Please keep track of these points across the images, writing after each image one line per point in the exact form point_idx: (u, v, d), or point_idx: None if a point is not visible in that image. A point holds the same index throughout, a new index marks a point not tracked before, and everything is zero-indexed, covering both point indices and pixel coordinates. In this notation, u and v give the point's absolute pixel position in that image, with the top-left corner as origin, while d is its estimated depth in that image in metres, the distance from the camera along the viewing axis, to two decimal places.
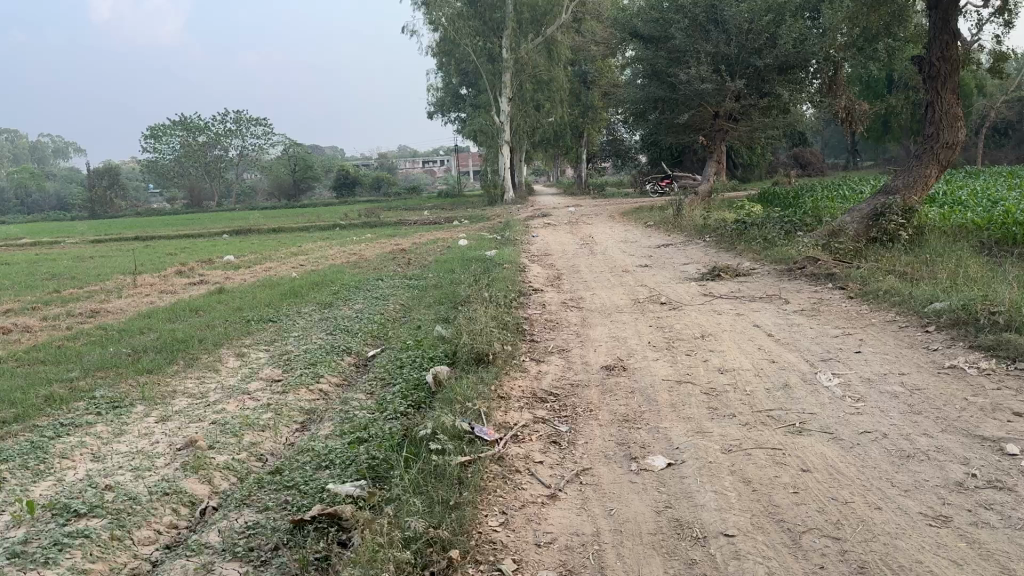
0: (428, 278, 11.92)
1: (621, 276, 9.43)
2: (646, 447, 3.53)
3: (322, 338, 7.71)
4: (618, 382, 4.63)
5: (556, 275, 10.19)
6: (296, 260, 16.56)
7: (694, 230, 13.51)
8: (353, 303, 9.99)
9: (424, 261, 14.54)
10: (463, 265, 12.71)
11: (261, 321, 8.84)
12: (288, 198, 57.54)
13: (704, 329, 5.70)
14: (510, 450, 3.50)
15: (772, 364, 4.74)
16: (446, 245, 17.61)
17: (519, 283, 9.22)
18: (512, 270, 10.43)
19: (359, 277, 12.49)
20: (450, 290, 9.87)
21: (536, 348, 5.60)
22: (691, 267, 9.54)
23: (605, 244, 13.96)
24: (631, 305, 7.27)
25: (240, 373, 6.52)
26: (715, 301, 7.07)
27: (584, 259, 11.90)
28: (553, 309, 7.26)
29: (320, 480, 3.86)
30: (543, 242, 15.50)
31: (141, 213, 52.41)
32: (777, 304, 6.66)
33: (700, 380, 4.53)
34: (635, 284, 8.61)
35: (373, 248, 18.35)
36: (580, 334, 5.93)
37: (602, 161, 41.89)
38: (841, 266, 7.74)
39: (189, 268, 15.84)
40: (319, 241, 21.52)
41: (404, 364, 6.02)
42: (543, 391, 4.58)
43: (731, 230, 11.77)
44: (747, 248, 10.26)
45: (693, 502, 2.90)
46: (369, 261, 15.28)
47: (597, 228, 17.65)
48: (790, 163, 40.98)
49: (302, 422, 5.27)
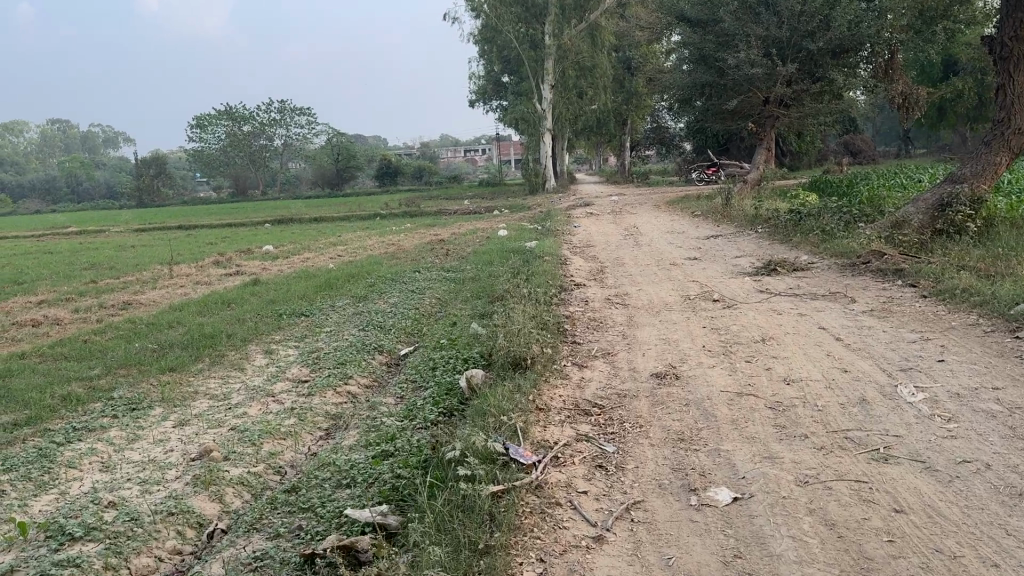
0: (466, 270, 11.54)
1: (668, 270, 8.92)
2: (706, 475, 3.08)
3: (354, 334, 7.37)
4: (671, 393, 4.17)
5: (600, 269, 9.70)
6: (334, 250, 16.34)
7: (745, 220, 12.90)
8: (387, 296, 9.67)
9: (463, 252, 14.15)
10: (503, 257, 12.29)
11: (292, 315, 8.56)
12: (330, 187, 57.71)
13: (764, 332, 5.20)
14: (551, 476, 3.08)
15: (844, 374, 4.23)
16: (486, 236, 17.25)
17: (561, 277, 8.77)
18: (553, 263, 10.00)
19: (396, 269, 12.17)
20: (489, 284, 9.47)
21: (579, 351, 5.16)
22: (743, 261, 8.98)
23: (650, 235, 13.43)
24: (680, 303, 6.77)
25: (266, 373, 6.21)
26: (772, 299, 6.53)
27: (628, 251, 11.42)
28: (596, 307, 6.80)
29: (339, 501, 3.49)
30: (586, 233, 14.99)
31: (187, 201, 53.02)
32: (842, 303, 6.10)
33: (764, 392, 4.04)
34: (684, 279, 8.10)
35: (413, 238, 18.03)
36: (627, 335, 5.47)
37: (646, 149, 41.08)
38: (909, 261, 7.12)
39: (228, 257, 15.70)
40: (359, 231, 21.31)
41: (437, 366, 5.63)
42: (586, 401, 4.15)
43: (785, 221, 11.14)
44: (803, 240, 9.64)
45: (766, 551, 2.44)
46: (407, 252, 14.98)
47: (641, 218, 17.06)
48: (841, 151, 39.67)
49: (326, 429, 4.92)
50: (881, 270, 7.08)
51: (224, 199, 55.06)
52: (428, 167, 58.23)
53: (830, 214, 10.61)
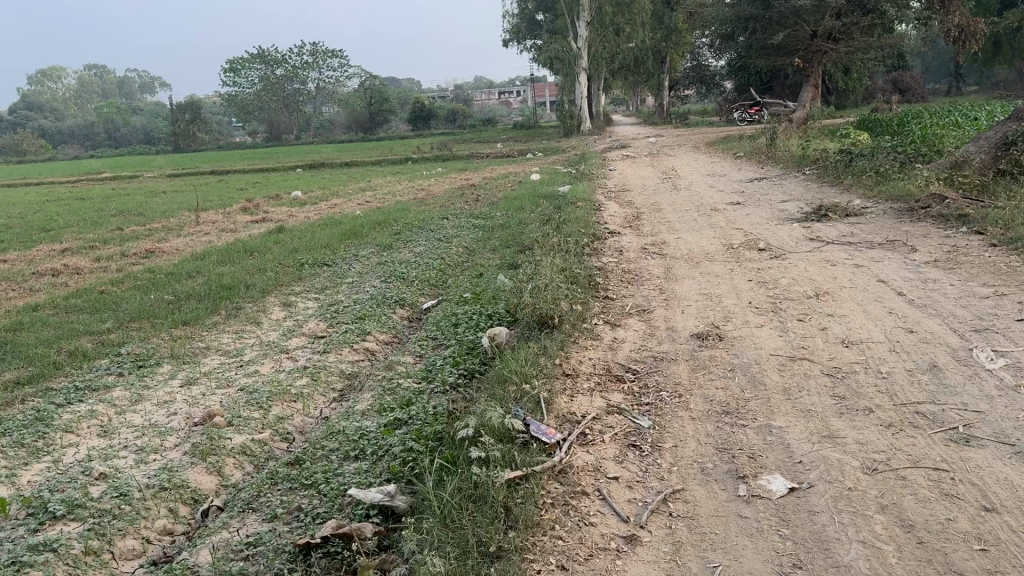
0: (496, 217, 11.12)
1: (709, 216, 8.40)
2: (756, 459, 2.68)
3: (376, 286, 7.03)
4: (714, 356, 3.76)
5: (636, 215, 9.20)
6: (363, 196, 15.99)
7: (791, 162, 12.22)
8: (414, 245, 9.30)
9: (495, 198, 13.70)
10: (534, 203, 11.82)
11: (313, 265, 8.25)
12: (363, 131, 57.17)
13: (816, 285, 4.74)
14: (576, 457, 2.71)
15: (909, 335, 3.77)
16: (518, 180, 16.76)
17: (594, 225, 8.32)
18: (586, 209, 9.53)
19: (425, 216, 11.78)
20: (519, 232, 9.05)
21: (613, 307, 4.75)
22: (790, 206, 8.42)
23: (690, 178, 12.83)
24: (722, 253, 6.30)
25: (282, 327, 5.91)
26: (823, 248, 6.02)
27: (666, 196, 10.87)
28: (631, 257, 6.36)
29: (343, 478, 3.17)
30: (621, 176, 14.41)
31: (222, 146, 52.95)
32: (902, 252, 5.58)
33: (819, 357, 3.61)
34: (726, 226, 7.59)
35: (443, 183, 17.60)
36: (665, 289, 5.05)
37: (685, 89, 39.80)
38: (974, 205, 6.51)
39: (256, 204, 15.45)
40: (390, 176, 20.89)
41: (459, 322, 5.27)
42: (619, 366, 3.76)
43: (834, 163, 10.48)
44: (854, 184, 9.02)
45: (830, 560, 2.05)
46: (437, 198, 14.58)
47: (681, 160, 16.38)
48: (889, 90, 38.02)
49: (341, 389, 4.61)
50: (942, 214, 6.50)
51: (258, 144, 54.87)
52: (461, 109, 57.32)
53: (883, 154, 9.94)
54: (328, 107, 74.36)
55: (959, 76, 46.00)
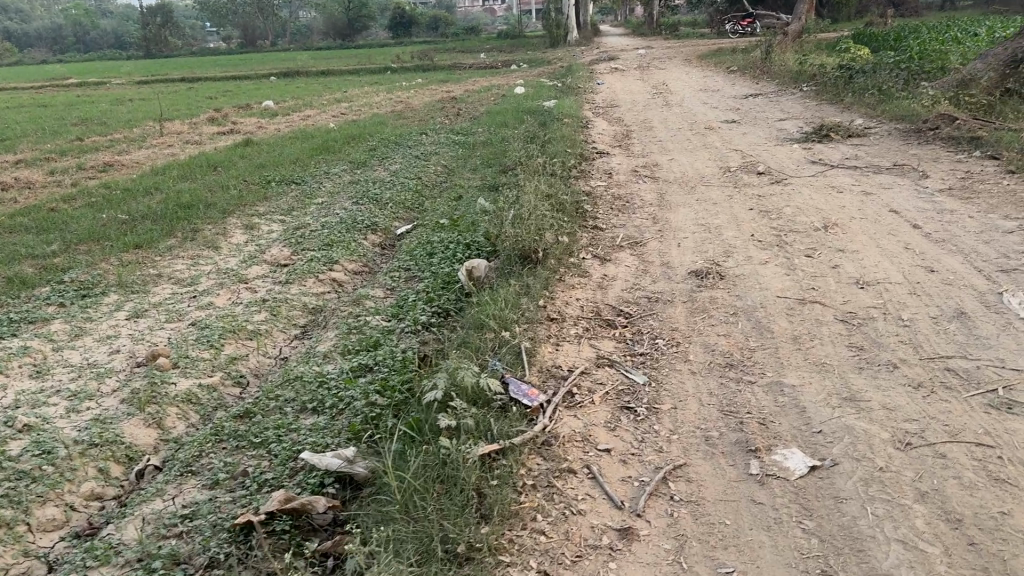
0: (478, 134, 10.56)
1: (702, 136, 7.92)
2: (767, 425, 2.33)
3: (346, 207, 6.57)
4: (713, 299, 3.38)
5: (625, 134, 8.69)
6: (338, 108, 15.27)
7: (787, 79, 11.66)
8: (389, 162, 8.79)
9: (476, 113, 13.08)
10: (517, 119, 11.26)
11: (281, 184, 7.75)
12: (341, 38, 55.14)
13: (824, 215, 4.34)
14: (561, 425, 2.36)
15: (932, 275, 3.40)
16: (501, 93, 16.07)
17: (580, 144, 7.84)
18: (572, 126, 9.02)
19: (402, 130, 11.20)
20: (501, 153, 8.55)
21: (603, 238, 4.36)
22: (788, 126, 7.94)
23: (681, 94, 12.26)
24: (719, 179, 5.88)
25: (242, 254, 5.47)
26: (828, 173, 5.59)
27: (656, 113, 10.34)
28: (621, 182, 5.93)
29: (297, 437, 2.81)
30: (610, 91, 13.77)
31: (194, 52, 51.03)
32: (913, 178, 5.16)
33: (832, 300, 3.24)
34: (721, 148, 7.13)
35: (423, 95, 16.87)
36: (658, 219, 4.65)
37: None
38: (987, 126, 6.08)
39: (225, 115, 14.74)
40: (367, 87, 20.03)
41: (435, 252, 4.86)
42: (610, 309, 3.39)
43: (834, 80, 9.94)
44: (856, 102, 8.53)
45: (865, 568, 1.71)
46: (416, 111, 13.93)
47: (671, 74, 15.71)
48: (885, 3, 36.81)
49: (302, 327, 4.22)
50: (954, 136, 6.06)
51: (232, 49, 52.88)
52: (443, 16, 55.32)
53: (887, 70, 9.41)
54: (304, 11, 71.54)
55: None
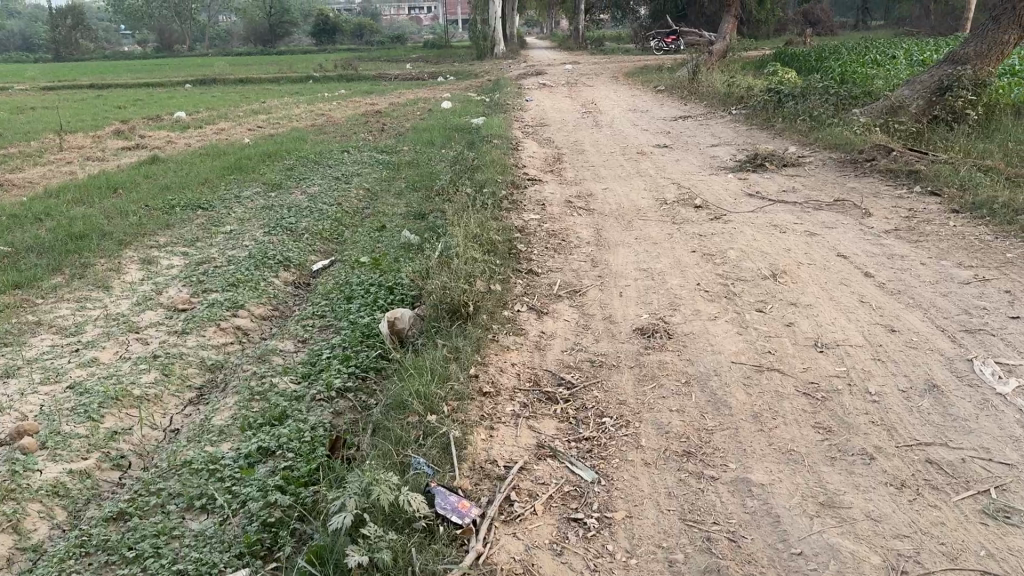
0: (404, 153, 10.13)
1: (635, 162, 7.68)
2: (739, 543, 2.02)
3: (258, 237, 6.06)
4: (663, 362, 3.05)
5: (556, 158, 8.41)
6: (256, 121, 14.60)
7: (716, 100, 11.61)
8: (307, 184, 8.28)
9: (402, 128, 12.62)
10: (444, 138, 10.88)
11: (189, 210, 7.16)
12: (263, 44, 53.71)
13: (771, 260, 4.09)
14: (499, 552, 2.01)
15: (894, 336, 3.16)
16: (427, 108, 15.66)
17: (510, 169, 7.51)
18: (501, 148, 8.69)
19: (323, 148, 10.68)
20: (426, 177, 8.14)
21: (539, 285, 4.01)
22: (722, 152, 7.77)
23: (611, 113, 12.09)
24: (656, 213, 5.61)
25: (137, 296, 4.94)
26: (767, 208, 5.39)
27: (586, 134, 10.11)
28: (555, 215, 5.61)
29: (182, 555, 2.37)
30: (539, 109, 13.52)
31: (107, 56, 48.95)
32: (855, 216, 4.98)
33: (792, 366, 2.95)
34: (655, 176, 6.90)
35: (345, 108, 16.33)
36: (597, 262, 4.33)
37: (600, 13, 38.72)
38: (922, 160, 5.99)
39: (132, 127, 13.92)
40: (287, 97, 19.36)
41: (354, 296, 4.42)
42: (549, 376, 3.02)
43: (763, 105, 9.88)
44: (787, 128, 8.44)
45: None
46: (338, 125, 13.40)
47: (599, 91, 15.59)
48: (801, 23, 37.83)
49: (199, 390, 3.76)
50: (890, 169, 5.95)
51: (147, 53, 50.93)
52: (369, 24, 54.56)
53: (816, 95, 9.39)
54: (225, 16, 69.62)
55: (866, 11, 46.48)
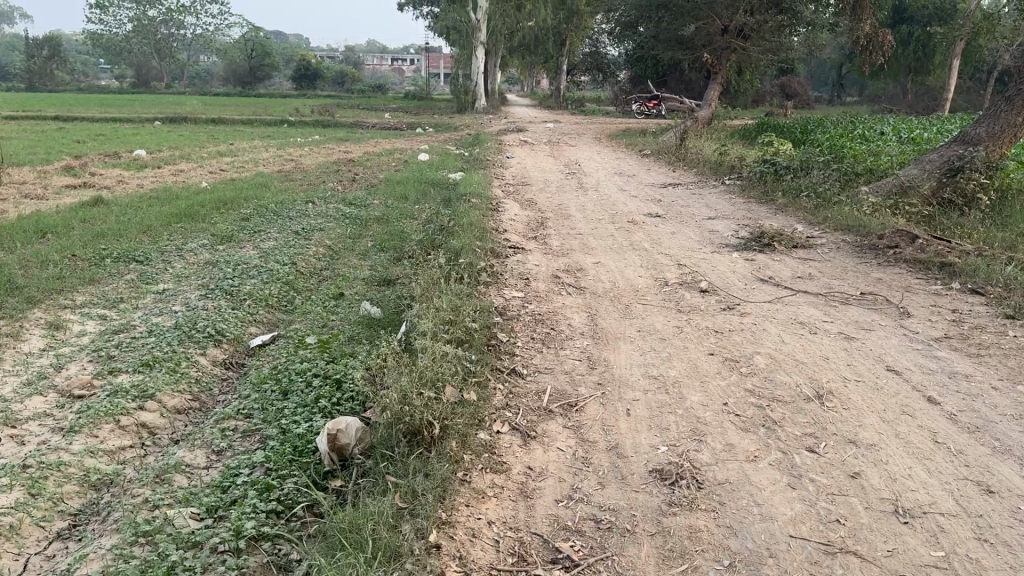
0: (373, 206, 9.38)
1: (626, 232, 6.97)
2: None
3: (193, 301, 5.21)
4: (694, 530, 2.24)
5: (539, 222, 7.69)
6: (220, 163, 13.83)
7: (707, 167, 11.09)
8: (263, 237, 7.48)
9: (374, 179, 11.94)
10: (417, 192, 10.17)
11: (122, 263, 6.31)
12: (242, 86, 53.39)
13: (810, 373, 3.31)
14: None
15: (996, 502, 2.38)
16: (402, 159, 15.04)
17: (490, 232, 6.77)
18: (478, 208, 7.99)
19: (287, 196, 9.92)
20: (395, 237, 7.37)
21: (522, 393, 3.18)
22: (721, 227, 7.10)
23: (596, 175, 11.51)
24: (657, 297, 4.85)
25: (27, 372, 4.03)
26: (786, 299, 4.66)
27: (570, 198, 9.46)
28: (540, 294, 4.82)
29: None
30: (519, 166, 12.90)
31: (81, 88, 48.29)
32: (893, 316, 4.25)
33: (872, 547, 2.16)
34: (651, 250, 6.18)
35: (316, 154, 15.65)
36: (595, 361, 3.52)
37: (581, 75, 38.88)
38: (953, 249, 5.34)
39: (85, 163, 13.05)
40: (257, 140, 18.68)
41: (290, 392, 3.57)
42: (539, 547, 2.19)
43: (759, 177, 9.30)
44: (790, 203, 7.81)
45: None
46: (306, 172, 12.68)
47: (581, 152, 15.11)
48: (779, 94, 38.34)
49: (72, 519, 2.84)
50: (919, 259, 5.28)
51: (124, 88, 50.41)
52: (350, 72, 54.69)
53: (818, 167, 8.83)
54: (206, 56, 69.60)
55: (839, 87, 47.58)
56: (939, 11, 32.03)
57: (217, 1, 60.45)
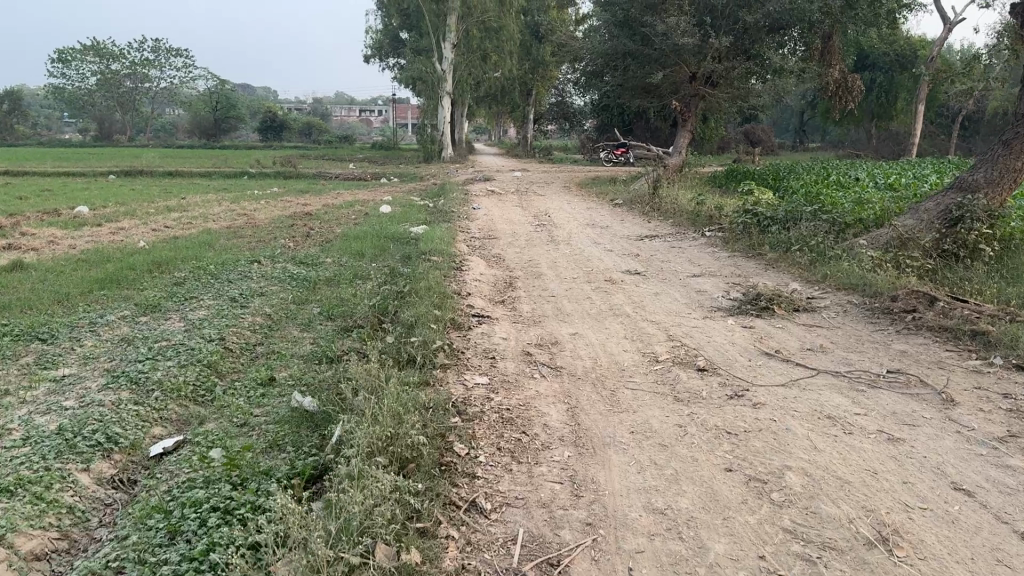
0: (325, 265, 8.53)
1: (605, 294, 6.19)
2: None
3: (89, 394, 4.30)
4: None
5: (507, 282, 6.93)
6: (166, 220, 12.93)
7: (684, 217, 10.47)
8: (195, 304, 6.62)
9: (329, 234, 11.14)
10: (374, 249, 9.34)
11: (19, 343, 5.39)
12: (206, 138, 52.62)
13: (862, 503, 2.53)
14: None
15: None
16: (362, 211, 14.29)
17: (451, 295, 5.98)
18: (438, 266, 7.23)
19: (231, 255, 9.07)
20: (343, 303, 6.52)
21: (484, 544, 2.35)
22: (709, 286, 6.36)
23: (568, 227, 10.84)
24: (648, 380, 4.05)
25: None
26: (802, 382, 3.89)
27: (539, 253, 8.74)
28: (508, 379, 3.99)
29: None
30: (486, 218, 12.19)
31: (40, 143, 47.29)
32: (937, 406, 3.50)
33: None
34: (635, 316, 5.42)
35: (271, 208, 14.82)
36: (582, 482, 2.70)
37: (548, 124, 38.67)
38: (982, 314, 4.66)
39: (17, 221, 12.10)
40: (212, 193, 17.85)
41: (180, 536, 2.69)
42: None
43: (743, 229, 8.63)
44: (781, 257, 7.12)
45: None
46: (258, 227, 11.85)
47: (551, 202, 14.47)
48: (745, 141, 38.46)
49: None
50: (945, 327, 4.57)
51: (85, 142, 49.53)
52: (317, 124, 54.28)
53: (805, 217, 8.21)
54: (170, 109, 68.83)
55: (803, 133, 48.06)
56: (900, 57, 32.32)
57: (181, 54, 59.94)
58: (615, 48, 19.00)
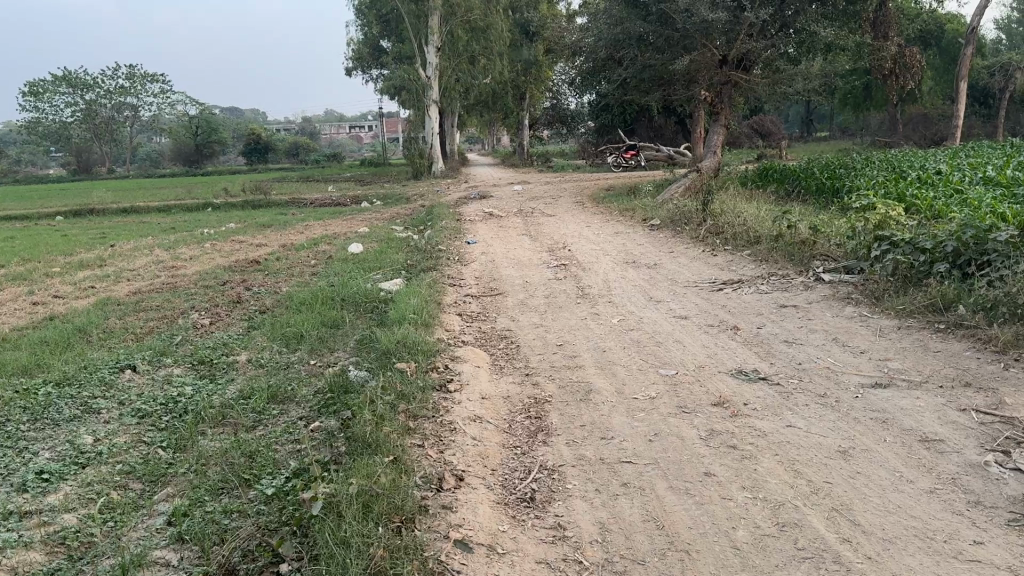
0: (234, 373, 5.34)
1: (738, 459, 3.04)
2: None
3: None
4: None
5: (533, 415, 3.77)
6: (65, 284, 9.75)
7: (763, 248, 7.36)
8: None
9: (267, 296, 8.04)
10: (319, 331, 6.17)
11: None
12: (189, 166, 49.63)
13: None
14: None
15: None
16: (324, 252, 11.17)
17: (420, 492, 2.81)
18: (405, 385, 4.06)
19: (100, 354, 5.92)
20: (219, 500, 3.37)
21: None
22: (935, 424, 3.22)
23: (597, 268, 7.77)
24: None
25: None
26: None
27: (567, 325, 5.64)
28: None
29: None
30: (482, 257, 9.15)
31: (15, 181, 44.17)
32: None
33: None
34: (864, 566, 2.26)
35: (214, 254, 11.69)
36: None
37: (545, 129, 35.55)
38: None
39: None
40: (154, 237, 14.73)
41: None
42: None
43: (892, 273, 5.47)
44: (1018, 341, 3.97)
45: None
46: (174, 291, 8.70)
47: (565, 225, 11.41)
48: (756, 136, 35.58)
49: None
50: None
51: (61, 177, 46.27)
52: (304, 143, 51.43)
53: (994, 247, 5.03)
54: (156, 140, 65.86)
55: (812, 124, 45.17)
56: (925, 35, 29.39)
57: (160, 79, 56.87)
58: (626, 34, 15.81)
